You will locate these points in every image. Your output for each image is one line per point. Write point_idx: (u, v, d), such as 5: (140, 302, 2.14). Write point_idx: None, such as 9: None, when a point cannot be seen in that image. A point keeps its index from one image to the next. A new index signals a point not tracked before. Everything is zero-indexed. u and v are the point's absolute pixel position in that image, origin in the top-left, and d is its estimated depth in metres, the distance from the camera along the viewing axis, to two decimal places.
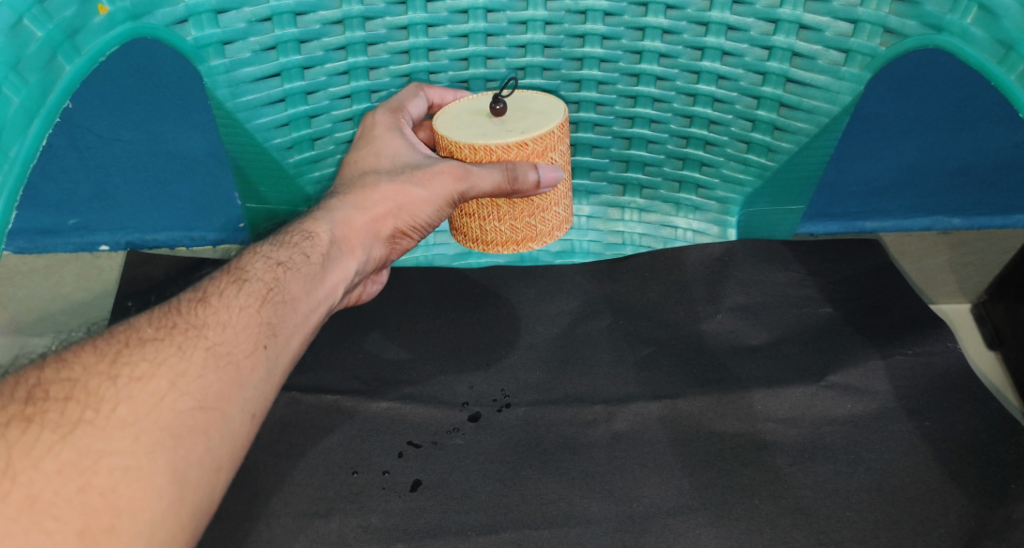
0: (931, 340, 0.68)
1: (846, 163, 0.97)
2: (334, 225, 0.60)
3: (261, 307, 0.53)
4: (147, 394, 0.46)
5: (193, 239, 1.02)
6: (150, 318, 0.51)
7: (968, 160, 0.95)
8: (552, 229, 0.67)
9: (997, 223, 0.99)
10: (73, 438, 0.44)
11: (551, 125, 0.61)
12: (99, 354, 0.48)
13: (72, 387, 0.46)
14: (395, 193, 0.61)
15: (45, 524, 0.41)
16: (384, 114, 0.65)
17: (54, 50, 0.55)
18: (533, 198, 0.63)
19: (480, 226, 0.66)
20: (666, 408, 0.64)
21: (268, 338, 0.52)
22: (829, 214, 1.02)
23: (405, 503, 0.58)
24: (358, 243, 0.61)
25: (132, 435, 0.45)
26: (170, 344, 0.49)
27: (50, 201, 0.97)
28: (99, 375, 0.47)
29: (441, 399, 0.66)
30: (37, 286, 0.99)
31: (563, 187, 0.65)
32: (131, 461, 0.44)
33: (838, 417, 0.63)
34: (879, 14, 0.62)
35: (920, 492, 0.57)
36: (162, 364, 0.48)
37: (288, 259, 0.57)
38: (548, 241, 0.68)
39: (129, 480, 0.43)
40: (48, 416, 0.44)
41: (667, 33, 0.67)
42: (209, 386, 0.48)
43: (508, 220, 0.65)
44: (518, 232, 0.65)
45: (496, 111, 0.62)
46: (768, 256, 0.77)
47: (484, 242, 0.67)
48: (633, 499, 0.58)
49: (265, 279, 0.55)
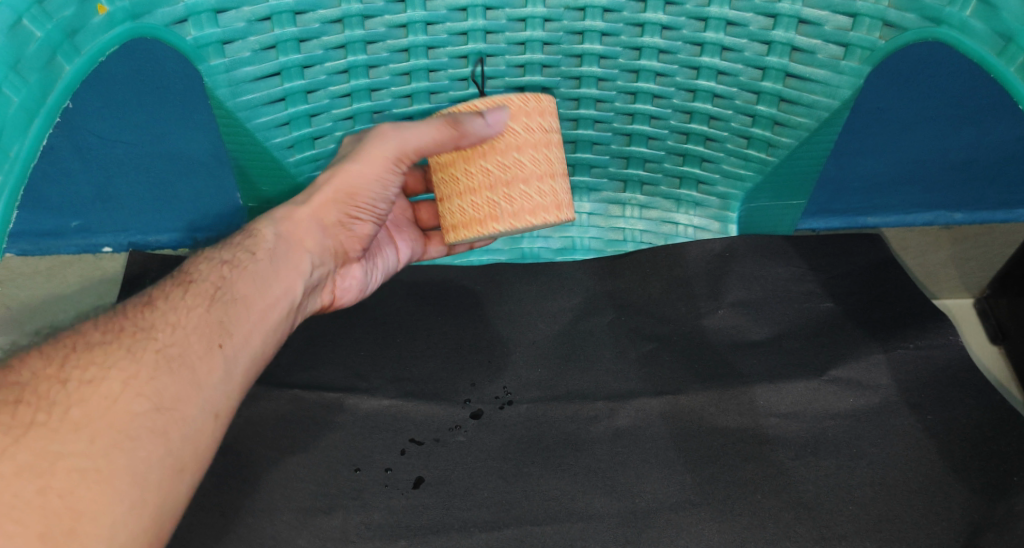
0: (932, 334, 0.67)
1: (847, 159, 0.97)
2: (276, 222, 0.63)
3: (209, 307, 0.56)
4: (98, 398, 0.49)
5: (196, 240, 1.03)
6: (96, 323, 0.54)
7: (969, 154, 0.95)
8: (523, 212, 0.59)
9: (999, 217, 1.01)
10: (27, 440, 0.46)
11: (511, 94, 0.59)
12: (48, 358, 0.50)
13: (22, 391, 0.48)
14: (331, 178, 0.63)
15: (7, 527, 0.43)
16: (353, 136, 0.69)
17: (53, 50, 0.55)
18: (489, 165, 0.59)
19: (448, 208, 0.61)
20: (668, 404, 0.64)
21: (223, 338, 0.55)
22: (832, 210, 1.04)
23: (408, 500, 0.59)
24: (301, 233, 0.63)
25: (87, 438, 0.47)
26: (119, 348, 0.52)
27: (53, 204, 0.99)
28: (49, 379, 0.49)
29: (442, 397, 0.66)
30: (43, 286, 1.00)
31: (535, 164, 0.59)
32: (88, 463, 0.46)
33: (841, 411, 0.63)
34: (877, 7, 0.62)
35: (923, 485, 0.57)
36: (112, 367, 0.50)
37: (233, 258, 0.60)
38: (519, 225, 0.60)
39: (88, 480, 0.46)
40: (0, 419, 0.46)
41: (666, 29, 0.67)
42: (162, 387, 0.51)
43: (469, 195, 0.60)
44: (480, 208, 0.60)
45: None
46: (770, 251, 0.76)
47: (452, 228, 0.61)
48: (634, 494, 0.58)
49: (211, 279, 0.58)
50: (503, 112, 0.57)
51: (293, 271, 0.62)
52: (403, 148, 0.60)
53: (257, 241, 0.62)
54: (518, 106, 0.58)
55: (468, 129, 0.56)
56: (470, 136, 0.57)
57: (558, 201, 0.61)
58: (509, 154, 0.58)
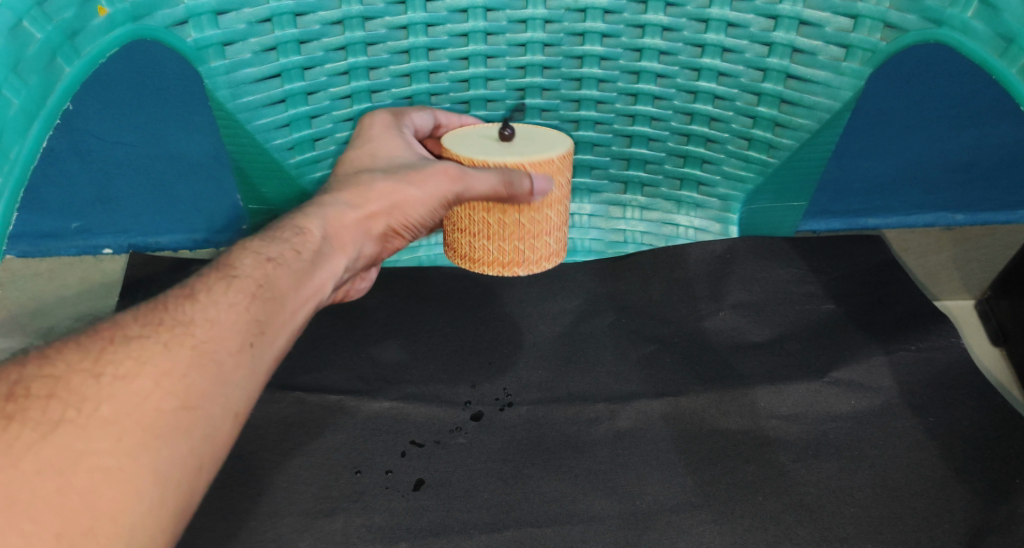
0: (933, 335, 0.67)
1: (849, 160, 0.97)
2: (325, 220, 0.57)
3: (250, 305, 0.51)
4: (130, 393, 0.44)
5: (196, 241, 1.04)
6: (135, 315, 0.49)
7: (969, 156, 0.96)
8: (541, 257, 0.67)
9: (1000, 219, 1.02)
10: (54, 438, 0.42)
11: (553, 153, 0.62)
12: (83, 350, 0.46)
13: (54, 384, 0.44)
14: (389, 192, 0.59)
15: (22, 526, 0.39)
16: (384, 115, 0.65)
17: (53, 52, 0.54)
18: (524, 221, 0.64)
19: (470, 243, 0.66)
20: (669, 406, 0.64)
21: (255, 336, 0.50)
22: (832, 212, 1.03)
23: (409, 502, 0.58)
24: (347, 237, 0.58)
25: (114, 435, 0.42)
26: (156, 342, 0.47)
27: (52, 205, 0.99)
28: (82, 372, 0.44)
29: (443, 399, 0.66)
30: (43, 287, 0.99)
31: (557, 215, 0.66)
32: (113, 461, 0.42)
33: (841, 413, 0.63)
34: (879, 9, 0.62)
35: (925, 487, 0.57)
36: (147, 361, 0.45)
37: (279, 256, 0.54)
38: (536, 269, 0.68)
39: (109, 481, 0.41)
40: (29, 415, 0.42)
41: (667, 30, 0.67)
42: (194, 383, 0.46)
43: (497, 240, 0.65)
44: (507, 254, 0.66)
45: (503, 137, 0.64)
46: (770, 252, 0.77)
47: (470, 258, 0.67)
48: (635, 496, 0.58)
49: (254, 275, 0.52)
50: (550, 185, 0.61)
51: (333, 276, 0.57)
52: (455, 186, 0.59)
53: (306, 242, 0.55)
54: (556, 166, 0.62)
55: (518, 192, 0.59)
56: (515, 201, 0.61)
57: (562, 243, 0.70)
58: (543, 211, 0.64)
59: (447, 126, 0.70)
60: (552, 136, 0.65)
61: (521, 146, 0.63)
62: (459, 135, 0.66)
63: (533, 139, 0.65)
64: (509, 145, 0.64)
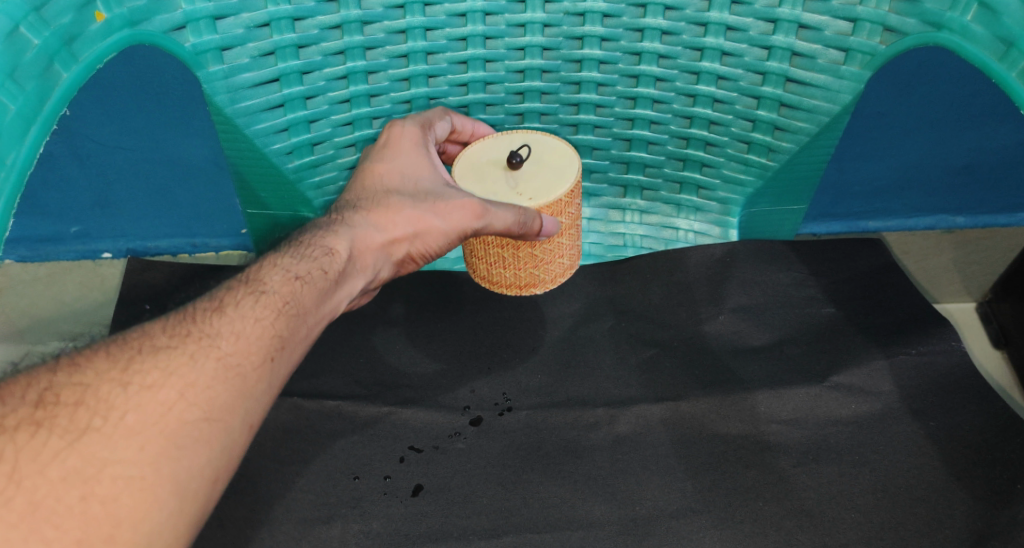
0: (934, 339, 0.67)
1: (849, 163, 0.99)
2: (352, 240, 0.58)
3: (275, 320, 0.51)
4: (156, 403, 0.45)
5: (194, 246, 1.08)
6: (163, 326, 0.49)
7: (970, 159, 0.97)
8: (554, 277, 0.68)
9: (1002, 222, 1.02)
10: (80, 445, 0.43)
11: (560, 189, 0.61)
12: (112, 360, 0.46)
13: (83, 392, 0.44)
14: (413, 219, 0.60)
15: (45, 532, 0.40)
16: (413, 126, 0.64)
17: (51, 57, 0.54)
18: (537, 252, 0.64)
19: (487, 268, 0.66)
20: (669, 410, 0.63)
21: (277, 351, 0.50)
22: (833, 214, 1.05)
23: (407, 508, 0.58)
24: (369, 258, 0.60)
25: (138, 444, 0.43)
26: (182, 353, 0.47)
27: (51, 210, 1.02)
28: (110, 381, 0.45)
29: (441, 403, 0.66)
30: (41, 294, 1.03)
31: (569, 239, 0.66)
32: (135, 470, 0.43)
33: (842, 418, 0.62)
34: (878, 12, 0.62)
35: (926, 492, 0.57)
36: (173, 373, 0.46)
37: (306, 274, 0.54)
38: (550, 286, 0.69)
39: (132, 489, 0.42)
40: (57, 422, 0.43)
41: (666, 34, 0.67)
42: (217, 397, 0.46)
43: (512, 268, 0.65)
44: (522, 279, 0.66)
45: (512, 165, 0.62)
46: (771, 255, 0.76)
47: (486, 279, 0.68)
48: (635, 501, 0.58)
49: (282, 292, 0.53)
50: (557, 224, 0.61)
51: (352, 292, 0.59)
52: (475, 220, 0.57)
53: (333, 262, 0.56)
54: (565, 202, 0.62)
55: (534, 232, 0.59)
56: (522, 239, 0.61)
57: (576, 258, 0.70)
58: (554, 241, 0.64)
59: (460, 132, 0.69)
60: (562, 156, 0.64)
61: (530, 176, 0.62)
62: (466, 160, 0.65)
63: (540, 164, 0.63)
64: (516, 174, 0.63)
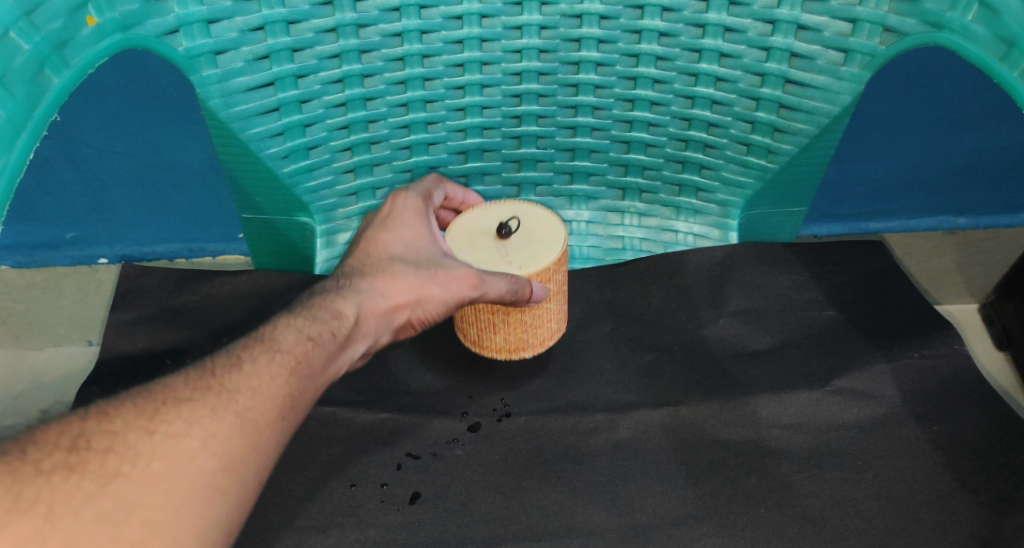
0: (937, 342, 0.67)
1: (850, 164, 1.08)
2: (359, 303, 0.56)
3: (288, 379, 0.50)
4: (180, 452, 0.44)
5: (192, 250, 1.17)
6: (185, 379, 0.49)
7: (970, 159, 1.06)
8: (542, 341, 0.66)
9: (1003, 222, 1.13)
10: (110, 490, 0.42)
11: (549, 258, 0.60)
12: (137, 409, 0.46)
13: (112, 439, 0.44)
14: (415, 285, 0.57)
15: None
16: (415, 198, 0.63)
17: (41, 63, 0.53)
18: (527, 317, 0.63)
19: (477, 334, 0.66)
20: (669, 416, 0.63)
21: (288, 410, 0.49)
22: (834, 215, 1.16)
23: (403, 516, 0.57)
24: (371, 325, 0.56)
25: (162, 491, 0.43)
26: (203, 405, 0.47)
27: (49, 218, 1.11)
28: (137, 429, 0.45)
29: (440, 410, 0.65)
30: (38, 299, 1.11)
31: (558, 302, 0.64)
32: (160, 516, 0.42)
33: (845, 423, 0.62)
34: (878, 13, 0.61)
35: (929, 498, 0.56)
36: (196, 423, 0.46)
37: (317, 335, 0.53)
38: (540, 350, 0.67)
39: (156, 533, 0.41)
40: (88, 467, 0.43)
41: (664, 36, 0.67)
42: (236, 448, 0.46)
43: (502, 332, 0.64)
44: (511, 343, 0.65)
45: (501, 236, 0.61)
46: (771, 258, 0.75)
47: (476, 344, 0.67)
48: (635, 509, 0.57)
49: (294, 352, 0.51)
50: (548, 291, 0.60)
51: (352, 360, 0.56)
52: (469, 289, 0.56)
53: (342, 326, 0.54)
54: (552, 271, 0.61)
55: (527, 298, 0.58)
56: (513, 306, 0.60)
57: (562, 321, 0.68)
58: (543, 308, 0.63)
59: (451, 199, 0.70)
60: (549, 224, 0.63)
61: (520, 244, 0.61)
62: (457, 229, 0.63)
63: (531, 231, 0.62)
64: (505, 244, 0.62)
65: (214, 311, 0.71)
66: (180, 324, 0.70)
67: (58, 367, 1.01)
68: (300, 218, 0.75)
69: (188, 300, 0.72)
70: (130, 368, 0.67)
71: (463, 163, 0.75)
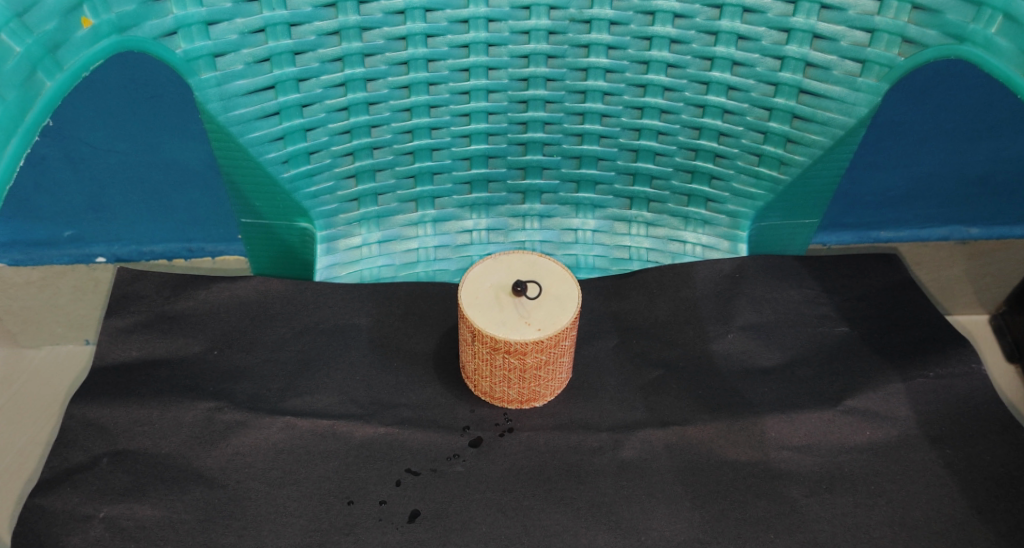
0: (954, 362, 0.65)
1: (862, 174, 1.14)
2: None
3: None
4: None
5: (190, 249, 1.20)
6: None
7: (983, 171, 1.12)
8: (555, 389, 0.64)
9: (1016, 233, 1.20)
10: None
11: (568, 317, 0.58)
12: None
13: None
14: None
15: None
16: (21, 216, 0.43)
17: (34, 65, 0.50)
18: (543, 372, 0.60)
19: (489, 383, 0.62)
20: (673, 435, 0.61)
21: None
22: (844, 224, 1.22)
23: (403, 535, 0.55)
24: None
25: None
26: None
27: (47, 215, 1.12)
28: None
29: (440, 423, 0.63)
30: (34, 296, 1.12)
31: (570, 356, 0.62)
32: None
33: (857, 444, 0.60)
34: (898, 23, 0.59)
35: (945, 526, 0.55)
36: None
37: None
38: (551, 399, 0.64)
39: None
40: None
41: (675, 42, 0.65)
42: None
43: (516, 386, 0.61)
44: (524, 394, 0.62)
45: (517, 293, 0.59)
46: (781, 272, 0.74)
47: (487, 394, 0.63)
48: (640, 531, 0.55)
49: None
50: None
51: None
52: None
53: None
54: (569, 328, 0.58)
55: None
56: None
57: (568, 372, 0.65)
58: (557, 362, 0.60)
59: None
60: (562, 281, 0.61)
61: (534, 302, 0.59)
62: (471, 285, 0.60)
63: (543, 288, 0.60)
64: (520, 302, 0.59)
65: (210, 316, 0.69)
66: (175, 332, 0.68)
67: (56, 366, 1.03)
68: (300, 223, 0.74)
69: (183, 306, 0.69)
70: (122, 377, 0.64)
71: (467, 169, 0.74)
